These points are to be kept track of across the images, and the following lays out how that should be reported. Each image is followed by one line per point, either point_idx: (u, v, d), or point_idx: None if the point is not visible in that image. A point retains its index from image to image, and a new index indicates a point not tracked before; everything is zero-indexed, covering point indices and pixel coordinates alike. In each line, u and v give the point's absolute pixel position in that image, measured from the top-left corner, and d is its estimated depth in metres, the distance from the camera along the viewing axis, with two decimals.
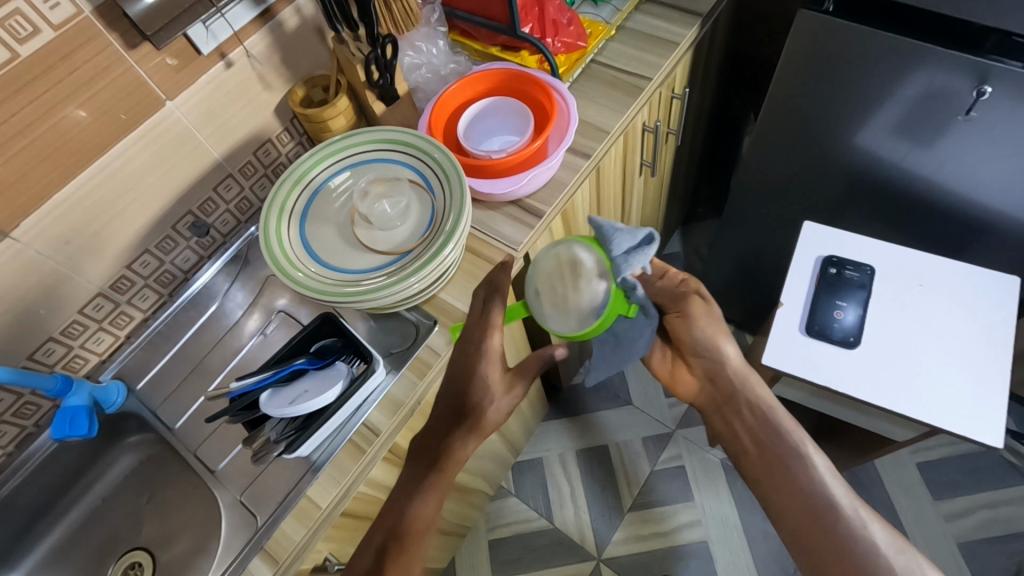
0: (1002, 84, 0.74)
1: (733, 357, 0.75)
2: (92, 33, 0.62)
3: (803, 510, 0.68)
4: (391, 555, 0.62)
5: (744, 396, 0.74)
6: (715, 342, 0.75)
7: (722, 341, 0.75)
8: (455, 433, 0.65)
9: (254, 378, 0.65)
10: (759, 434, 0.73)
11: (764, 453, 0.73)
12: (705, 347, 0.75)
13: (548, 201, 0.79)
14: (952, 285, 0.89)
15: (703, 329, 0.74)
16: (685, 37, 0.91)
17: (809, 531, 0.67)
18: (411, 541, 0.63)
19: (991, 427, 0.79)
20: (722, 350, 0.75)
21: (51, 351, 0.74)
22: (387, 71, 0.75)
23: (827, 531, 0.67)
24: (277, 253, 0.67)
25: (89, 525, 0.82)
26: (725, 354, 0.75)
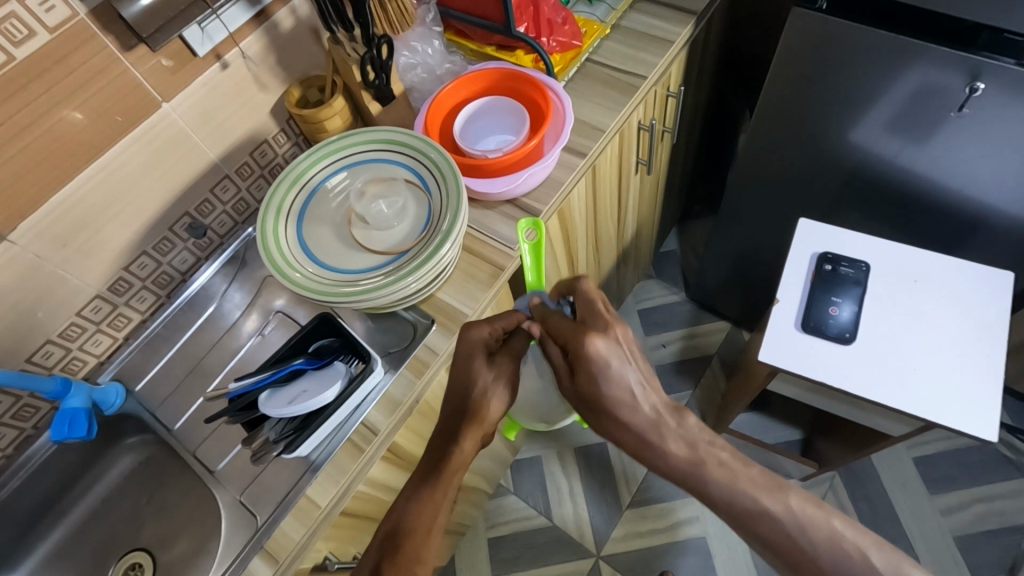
0: (994, 80, 0.75)
1: (637, 399, 0.61)
2: (87, 36, 0.62)
3: (780, 549, 0.55)
4: (386, 554, 0.59)
5: (658, 455, 0.60)
6: (611, 405, 0.61)
7: (621, 396, 0.60)
8: (457, 430, 0.65)
9: (253, 378, 0.65)
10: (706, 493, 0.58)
11: (708, 501, 0.58)
12: (610, 403, 0.61)
13: (544, 200, 0.79)
14: (947, 279, 0.90)
15: (601, 381, 0.61)
16: (680, 35, 0.91)
17: (800, 573, 0.54)
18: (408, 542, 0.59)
19: (986, 421, 0.80)
20: (628, 399, 0.61)
21: (50, 353, 0.74)
22: (382, 71, 0.76)
23: (812, 567, 0.54)
24: (274, 252, 0.67)
25: (89, 526, 0.82)
26: (617, 419, 0.61)
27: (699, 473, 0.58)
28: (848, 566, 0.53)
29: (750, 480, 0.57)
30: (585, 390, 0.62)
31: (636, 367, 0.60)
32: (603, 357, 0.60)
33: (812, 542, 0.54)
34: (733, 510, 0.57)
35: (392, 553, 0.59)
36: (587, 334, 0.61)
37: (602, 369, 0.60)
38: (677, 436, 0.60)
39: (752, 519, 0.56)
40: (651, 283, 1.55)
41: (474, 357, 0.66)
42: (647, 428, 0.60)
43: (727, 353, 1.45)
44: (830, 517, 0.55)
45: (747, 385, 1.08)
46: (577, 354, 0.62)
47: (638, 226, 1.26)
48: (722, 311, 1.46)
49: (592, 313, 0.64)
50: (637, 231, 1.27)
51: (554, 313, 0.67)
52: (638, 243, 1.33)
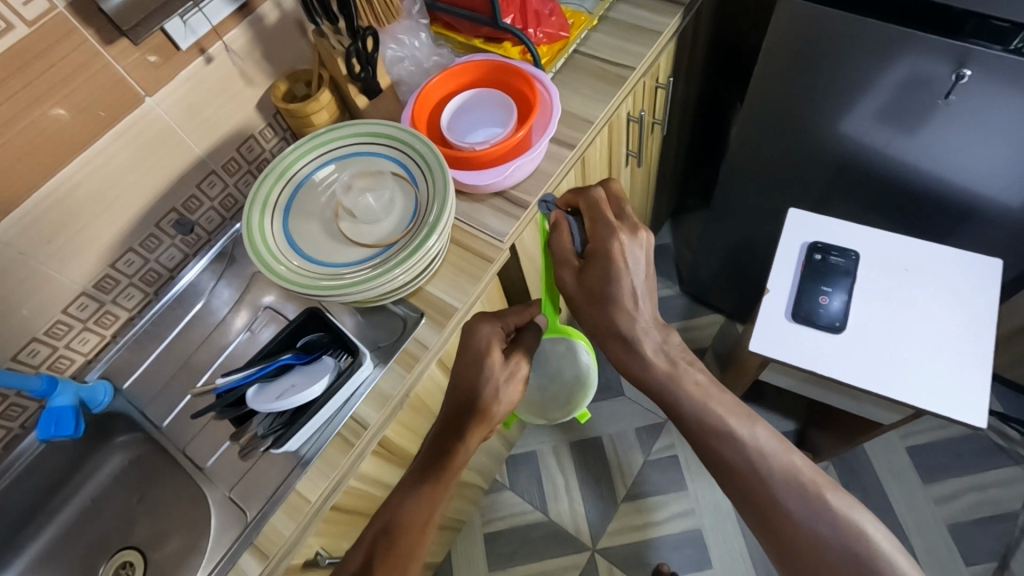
0: (979, 66, 0.75)
1: (641, 307, 0.63)
2: (68, 29, 0.62)
3: (741, 472, 0.60)
4: (381, 551, 0.61)
5: (633, 361, 0.63)
6: (609, 304, 0.62)
7: (628, 294, 0.62)
8: (460, 430, 0.64)
9: (240, 373, 0.65)
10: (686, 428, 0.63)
11: (676, 413, 0.63)
12: (613, 303, 0.62)
13: (533, 191, 0.79)
14: (937, 268, 0.90)
15: (613, 280, 0.61)
16: (668, 26, 0.91)
17: (753, 504, 0.59)
18: (401, 538, 0.61)
19: (975, 408, 0.80)
20: (632, 304, 0.62)
21: (36, 351, 0.73)
22: (368, 64, 0.75)
23: (767, 489, 0.59)
24: (259, 246, 0.67)
25: (79, 526, 0.82)
26: (615, 313, 0.62)
27: (673, 387, 0.62)
28: (797, 494, 0.58)
29: (721, 405, 0.63)
30: (588, 286, 0.62)
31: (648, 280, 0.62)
32: (625, 260, 0.61)
33: (770, 471, 0.60)
34: (702, 428, 0.62)
35: (386, 548, 0.62)
36: (615, 232, 0.61)
37: (620, 268, 0.61)
38: (659, 350, 0.64)
39: (716, 437, 0.61)
40: None
41: (487, 351, 0.65)
42: (633, 332, 0.63)
43: (721, 345, 1.45)
44: (791, 452, 0.61)
45: (741, 377, 1.08)
46: (594, 247, 0.62)
47: (630, 219, 1.26)
48: (715, 304, 1.46)
49: (619, 210, 0.64)
50: None
51: (587, 195, 0.65)
52: None
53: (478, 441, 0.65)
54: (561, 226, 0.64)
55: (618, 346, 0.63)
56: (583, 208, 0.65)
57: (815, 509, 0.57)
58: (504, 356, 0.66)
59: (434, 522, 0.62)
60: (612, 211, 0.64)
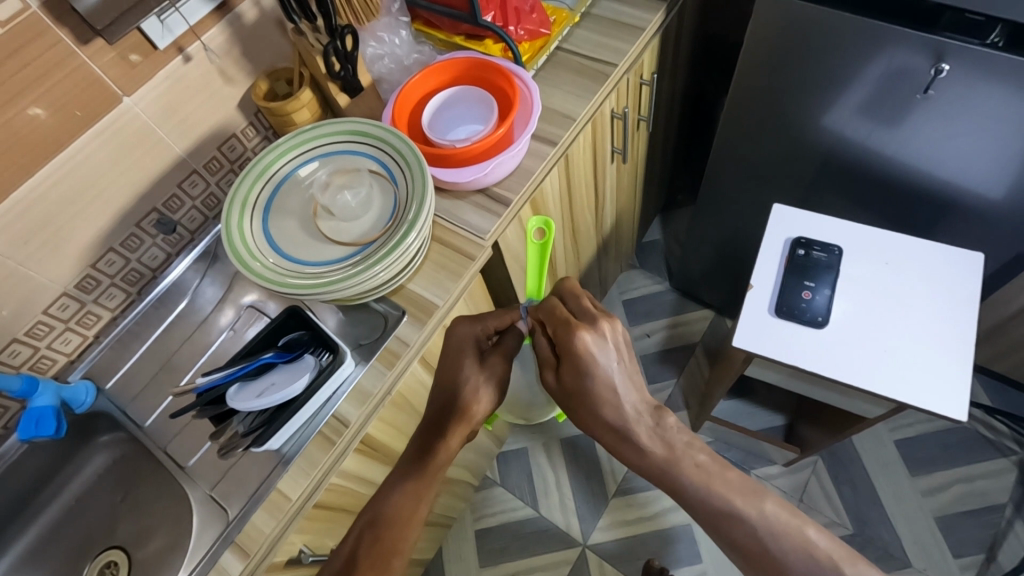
0: (958, 61, 0.75)
1: (625, 392, 0.62)
2: (41, 28, 0.61)
3: (755, 556, 0.60)
4: (365, 544, 0.62)
5: (630, 452, 0.63)
6: (596, 400, 0.62)
7: (614, 392, 0.61)
8: (444, 426, 0.66)
9: (221, 373, 0.64)
10: (701, 517, 0.63)
11: (683, 499, 0.63)
12: (595, 401, 0.62)
13: (515, 188, 0.79)
14: (916, 262, 0.90)
15: (587, 378, 0.61)
16: (650, 22, 0.91)
17: (765, 573, 0.59)
18: (388, 533, 0.62)
19: (954, 400, 0.80)
20: (609, 401, 0.61)
21: (17, 352, 0.73)
22: (347, 62, 0.75)
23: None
24: (237, 245, 0.67)
25: (64, 525, 0.82)
26: (603, 408, 0.62)
27: (676, 473, 0.62)
28: (811, 566, 0.58)
29: (724, 484, 0.61)
30: (570, 387, 0.63)
31: (619, 364, 0.60)
32: (593, 358, 0.60)
33: (781, 547, 0.59)
34: (712, 511, 0.61)
35: (371, 541, 0.63)
36: (574, 329, 0.60)
37: (590, 363, 0.60)
38: (655, 434, 0.63)
39: (727, 519, 0.60)
40: (635, 273, 1.56)
41: (464, 353, 0.68)
42: (625, 423, 0.62)
43: (710, 341, 1.45)
44: (803, 526, 0.60)
45: (726, 372, 1.09)
46: (563, 350, 0.62)
47: (618, 215, 1.26)
48: (705, 299, 1.47)
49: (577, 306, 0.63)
50: (616, 221, 1.26)
51: (543, 303, 0.65)
52: (619, 233, 1.33)
53: (458, 438, 0.66)
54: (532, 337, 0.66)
55: (614, 440, 0.63)
56: (544, 318, 0.64)
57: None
58: (485, 359, 0.68)
59: (418, 517, 0.63)
60: (574, 311, 0.63)
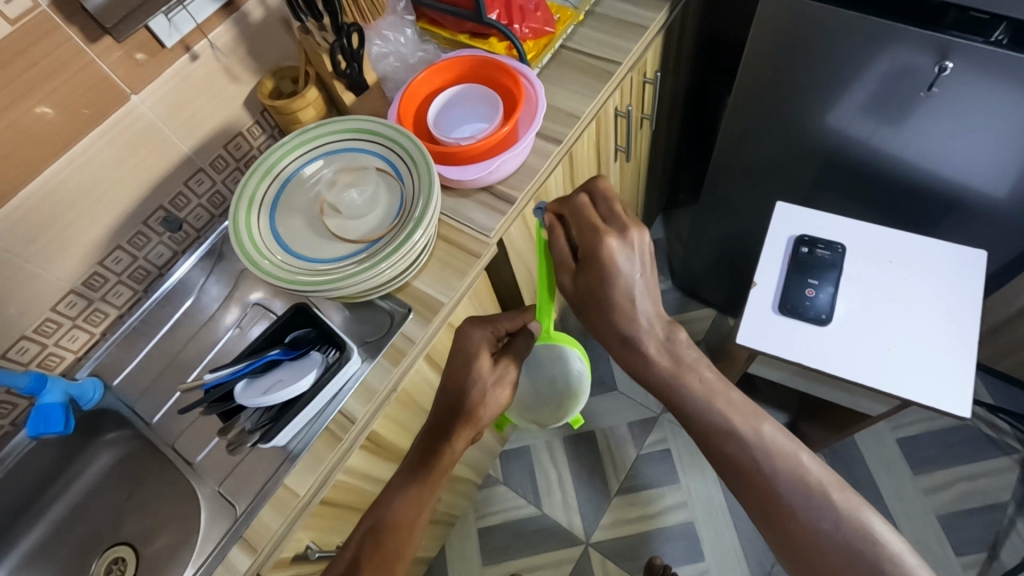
0: (962, 59, 0.75)
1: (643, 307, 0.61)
2: (50, 27, 0.62)
3: (748, 474, 0.57)
4: (367, 550, 0.63)
5: (637, 363, 0.63)
6: (613, 306, 0.61)
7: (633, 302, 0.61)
8: (449, 430, 0.65)
9: (228, 369, 0.65)
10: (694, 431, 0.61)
11: (681, 415, 0.61)
12: (610, 308, 0.61)
13: (519, 186, 0.79)
14: (918, 261, 0.90)
15: (608, 284, 0.60)
16: (654, 20, 0.91)
17: (757, 498, 0.57)
18: (388, 539, 0.62)
19: (958, 398, 0.81)
20: (623, 311, 0.61)
21: (25, 349, 0.74)
22: (354, 61, 0.76)
23: (778, 501, 0.56)
24: (245, 242, 0.67)
25: (71, 522, 0.82)
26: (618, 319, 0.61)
27: (679, 386, 0.61)
28: (802, 494, 0.56)
29: (728, 404, 0.60)
30: (586, 290, 0.62)
31: (643, 278, 0.60)
32: (616, 264, 0.59)
33: (775, 468, 0.57)
34: (708, 424, 0.60)
35: (373, 547, 0.63)
36: (604, 233, 0.59)
37: (614, 271, 0.60)
38: (664, 347, 0.62)
39: (722, 437, 0.59)
40: None
41: (474, 355, 0.65)
42: (636, 334, 0.62)
43: (713, 339, 1.45)
44: (800, 452, 0.58)
45: (730, 371, 1.09)
46: (587, 252, 0.60)
47: None
48: (707, 298, 1.47)
49: (606, 210, 0.61)
50: None
51: (570, 199, 0.62)
52: None
53: (463, 440, 0.65)
54: (554, 233, 0.62)
55: (622, 348, 0.63)
56: (567, 214, 0.63)
57: (818, 503, 0.55)
58: (495, 360, 0.66)
59: (421, 521, 0.63)
60: (601, 213, 0.62)
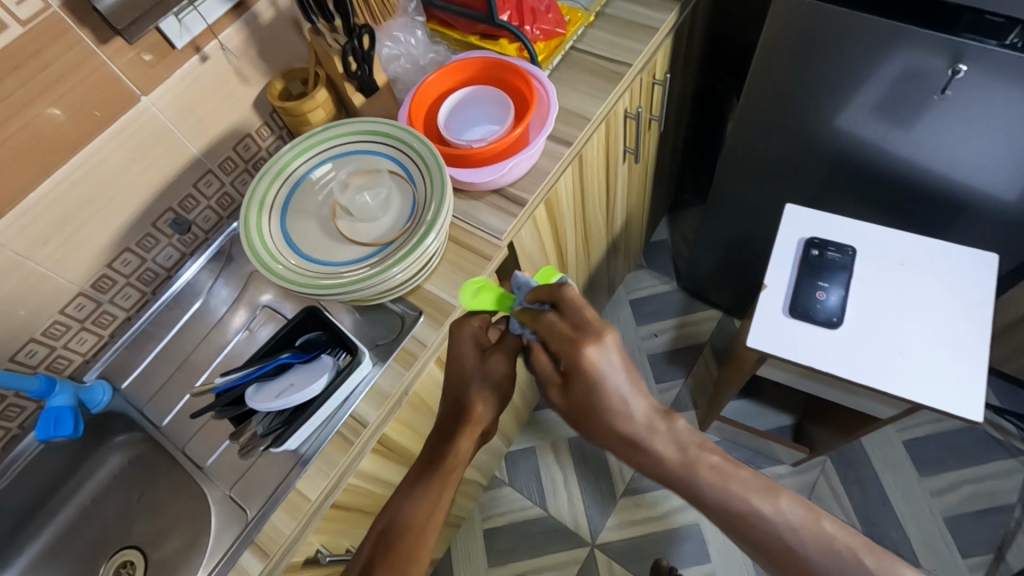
0: (976, 62, 0.75)
1: (633, 404, 0.57)
2: (62, 28, 0.61)
3: (778, 555, 0.54)
4: (381, 552, 0.59)
5: (647, 463, 0.57)
6: (608, 403, 0.57)
7: (621, 391, 0.57)
8: (452, 431, 0.63)
9: (240, 373, 0.66)
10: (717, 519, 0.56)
11: (699, 504, 0.56)
12: (603, 413, 0.57)
13: (530, 188, 0.79)
14: (929, 263, 0.90)
15: (595, 392, 0.57)
16: (664, 21, 0.91)
17: (788, 573, 0.54)
18: (401, 540, 0.59)
19: (972, 401, 0.80)
20: (620, 410, 0.57)
21: (34, 352, 0.73)
22: (364, 62, 0.75)
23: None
24: (257, 245, 0.67)
25: (79, 525, 0.82)
26: (620, 419, 0.57)
27: (692, 478, 0.55)
28: (834, 560, 0.53)
29: (742, 484, 0.55)
30: (575, 403, 0.59)
31: (623, 377, 0.57)
32: (601, 372, 0.56)
33: (803, 543, 0.53)
34: (729, 515, 0.55)
35: (386, 550, 0.59)
36: (579, 345, 0.56)
37: (600, 380, 0.56)
38: (667, 439, 0.57)
39: (745, 521, 0.54)
40: (643, 273, 1.56)
41: (463, 357, 0.65)
42: (639, 437, 0.57)
43: (718, 341, 1.45)
44: (820, 519, 0.54)
45: (737, 374, 1.08)
46: (568, 366, 0.58)
47: (628, 216, 1.26)
48: (713, 299, 1.47)
49: (579, 315, 0.57)
50: (626, 222, 1.26)
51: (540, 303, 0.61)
52: (629, 233, 1.33)
53: (466, 444, 0.62)
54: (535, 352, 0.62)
55: (627, 449, 0.58)
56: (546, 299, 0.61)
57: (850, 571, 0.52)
58: (485, 359, 0.65)
59: (435, 523, 0.59)
60: (570, 325, 0.58)
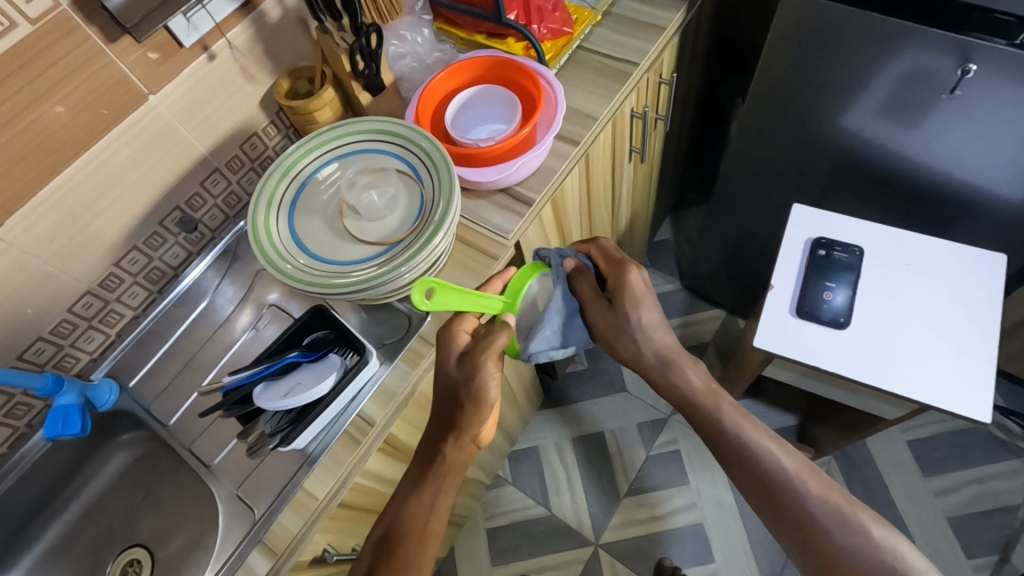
0: (985, 62, 0.74)
1: (659, 333, 0.71)
2: (70, 27, 0.61)
3: (767, 487, 0.65)
4: (381, 558, 0.61)
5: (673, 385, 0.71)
6: (641, 322, 0.71)
7: (654, 315, 0.71)
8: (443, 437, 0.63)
9: (247, 372, 0.65)
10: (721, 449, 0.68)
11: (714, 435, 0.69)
12: (635, 331, 0.71)
13: (538, 188, 0.79)
14: (935, 263, 0.90)
15: (631, 313, 0.71)
16: (671, 21, 0.90)
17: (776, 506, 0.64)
18: (400, 546, 0.61)
19: (978, 403, 0.80)
20: (648, 332, 0.71)
21: (41, 350, 0.73)
22: (372, 61, 0.75)
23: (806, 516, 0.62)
24: (265, 246, 0.67)
25: (85, 523, 0.82)
26: (647, 338, 0.71)
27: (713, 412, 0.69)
28: (824, 508, 0.62)
29: (752, 426, 0.68)
30: (617, 317, 0.72)
31: (655, 306, 0.71)
32: (639, 288, 0.71)
33: (806, 489, 0.64)
34: (735, 446, 0.67)
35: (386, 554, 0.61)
36: (625, 268, 0.71)
37: (639, 298, 0.71)
38: (697, 371, 0.71)
39: (749, 455, 0.66)
40: (646, 272, 1.55)
41: (444, 361, 0.63)
42: (667, 357, 0.71)
43: (722, 340, 1.45)
44: (811, 474, 0.64)
45: (741, 373, 1.08)
46: (613, 283, 0.72)
47: (633, 215, 1.26)
48: (717, 299, 1.46)
49: (621, 251, 0.74)
50: (630, 221, 1.26)
51: (595, 245, 0.75)
52: (633, 233, 1.33)
53: (459, 450, 0.63)
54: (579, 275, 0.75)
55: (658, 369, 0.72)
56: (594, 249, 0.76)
57: (851, 529, 0.61)
58: (466, 359, 0.62)
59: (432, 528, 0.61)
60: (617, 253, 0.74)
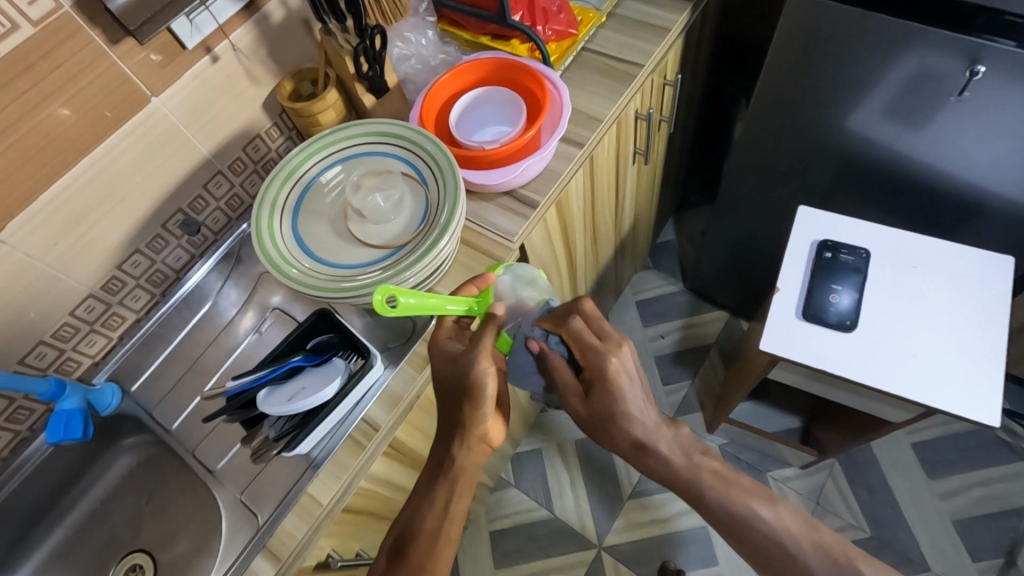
0: (994, 64, 0.74)
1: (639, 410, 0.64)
2: (73, 29, 0.61)
3: (767, 555, 0.64)
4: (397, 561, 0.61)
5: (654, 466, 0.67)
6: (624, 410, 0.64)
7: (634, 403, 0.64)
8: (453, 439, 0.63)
9: (252, 376, 0.65)
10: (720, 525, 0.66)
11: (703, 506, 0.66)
12: (619, 421, 0.65)
13: (542, 190, 0.78)
14: (941, 264, 0.90)
15: (614, 402, 0.64)
16: (675, 22, 0.90)
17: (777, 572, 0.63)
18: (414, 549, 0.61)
19: (985, 406, 0.80)
20: (630, 420, 0.65)
21: (43, 354, 0.73)
22: (376, 63, 0.74)
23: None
24: (270, 250, 0.66)
25: (88, 527, 0.81)
26: (629, 424, 0.65)
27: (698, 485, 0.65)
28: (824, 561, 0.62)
29: (742, 491, 0.65)
30: (596, 409, 0.66)
31: (638, 390, 0.64)
32: (621, 378, 0.63)
33: (801, 548, 0.63)
34: (726, 514, 0.65)
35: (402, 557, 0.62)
36: (604, 355, 0.63)
37: (620, 389, 0.63)
38: (673, 444, 0.67)
39: (746, 527, 0.64)
40: (649, 274, 1.55)
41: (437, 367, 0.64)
42: (647, 441, 0.66)
43: (726, 342, 1.45)
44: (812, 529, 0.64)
45: (745, 376, 1.08)
46: (593, 373, 0.65)
47: (636, 217, 1.26)
48: (720, 301, 1.46)
49: (601, 328, 0.65)
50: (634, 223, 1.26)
51: (568, 323, 0.66)
52: (636, 234, 1.32)
53: (470, 451, 0.63)
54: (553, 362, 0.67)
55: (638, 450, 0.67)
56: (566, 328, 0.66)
57: None
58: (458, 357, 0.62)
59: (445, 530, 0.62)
60: (596, 333, 0.65)
